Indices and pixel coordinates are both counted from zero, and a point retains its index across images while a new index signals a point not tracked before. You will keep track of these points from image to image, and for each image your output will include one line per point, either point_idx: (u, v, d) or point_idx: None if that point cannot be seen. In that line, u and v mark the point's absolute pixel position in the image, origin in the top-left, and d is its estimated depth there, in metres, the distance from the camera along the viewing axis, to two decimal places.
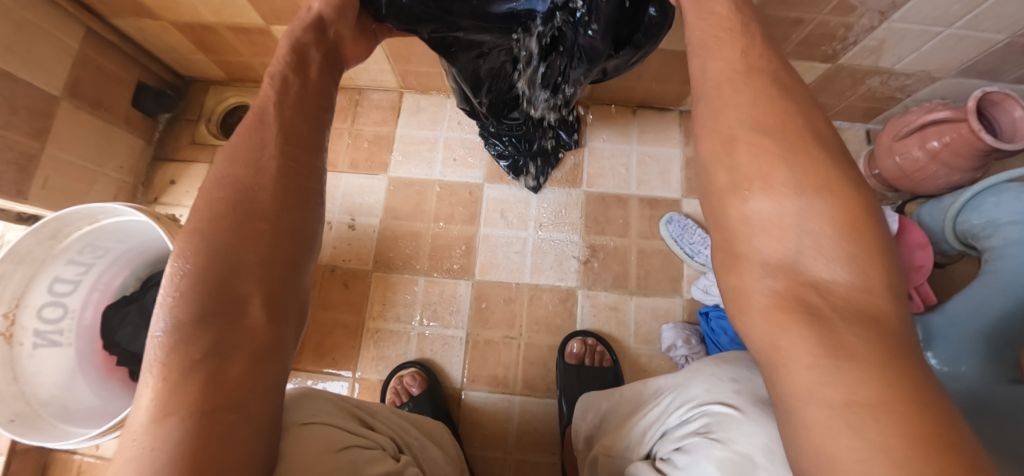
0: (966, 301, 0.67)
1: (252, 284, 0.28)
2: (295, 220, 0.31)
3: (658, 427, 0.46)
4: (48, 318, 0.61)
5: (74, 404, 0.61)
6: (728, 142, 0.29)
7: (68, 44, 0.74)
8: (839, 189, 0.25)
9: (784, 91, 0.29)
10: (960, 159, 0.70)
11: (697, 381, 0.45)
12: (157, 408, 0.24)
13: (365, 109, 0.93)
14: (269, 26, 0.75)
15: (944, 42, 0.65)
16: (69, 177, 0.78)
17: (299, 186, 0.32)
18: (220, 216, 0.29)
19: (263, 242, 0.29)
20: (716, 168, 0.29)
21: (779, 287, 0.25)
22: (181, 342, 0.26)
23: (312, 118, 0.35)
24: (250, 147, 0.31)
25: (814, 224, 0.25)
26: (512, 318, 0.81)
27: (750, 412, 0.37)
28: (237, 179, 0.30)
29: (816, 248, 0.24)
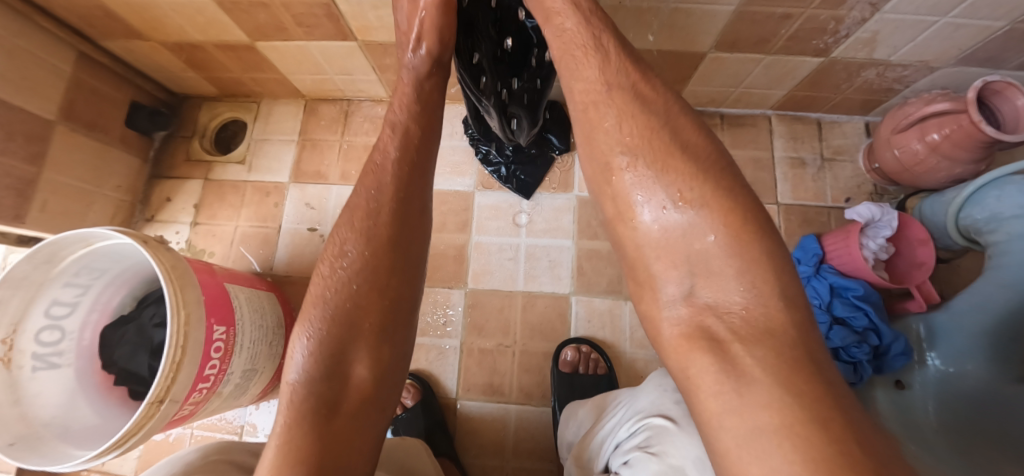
0: (971, 298, 0.64)
1: (361, 350, 0.38)
2: (399, 289, 0.40)
3: (610, 440, 0.45)
4: (46, 340, 0.63)
5: (75, 425, 0.62)
6: (605, 171, 0.32)
7: (62, 69, 0.75)
8: (714, 203, 0.28)
9: (646, 105, 0.32)
10: (961, 151, 0.68)
11: (646, 392, 0.45)
12: (282, 459, 0.32)
13: (356, 120, 0.95)
14: (255, 42, 0.76)
15: (940, 31, 0.63)
16: (67, 199, 0.79)
17: (401, 255, 0.41)
18: (348, 291, 0.38)
19: (371, 310, 0.39)
20: (606, 201, 0.33)
21: (685, 315, 0.29)
22: (310, 399, 0.35)
23: (417, 188, 0.43)
24: (374, 219, 0.40)
25: (699, 245, 0.28)
26: (507, 326, 0.80)
27: (685, 425, 0.37)
28: (364, 254, 0.39)
29: (708, 271, 0.28)
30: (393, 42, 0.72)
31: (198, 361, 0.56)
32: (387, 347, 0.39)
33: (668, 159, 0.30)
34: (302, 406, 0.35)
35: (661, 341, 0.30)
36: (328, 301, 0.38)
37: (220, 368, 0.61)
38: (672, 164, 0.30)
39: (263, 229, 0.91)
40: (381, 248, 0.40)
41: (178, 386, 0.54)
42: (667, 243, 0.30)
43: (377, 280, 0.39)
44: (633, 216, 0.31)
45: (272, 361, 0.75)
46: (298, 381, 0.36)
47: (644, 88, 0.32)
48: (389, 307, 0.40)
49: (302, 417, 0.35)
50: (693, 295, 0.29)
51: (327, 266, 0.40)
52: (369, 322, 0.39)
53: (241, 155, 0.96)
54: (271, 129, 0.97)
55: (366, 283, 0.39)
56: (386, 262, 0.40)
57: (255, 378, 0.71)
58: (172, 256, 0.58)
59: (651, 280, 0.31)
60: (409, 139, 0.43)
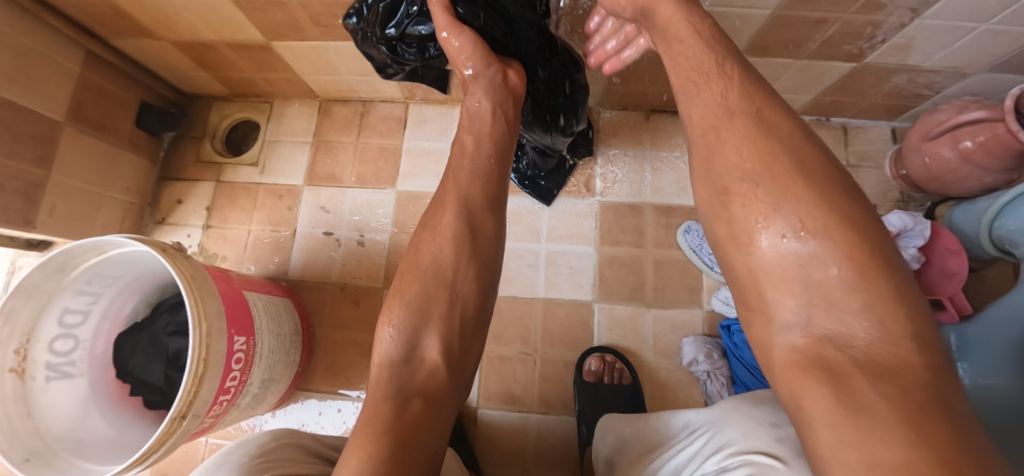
0: (1007, 309, 0.65)
1: (437, 338, 0.41)
2: (474, 287, 0.44)
3: (690, 470, 0.44)
4: (59, 350, 0.61)
5: (89, 438, 0.60)
6: (719, 195, 0.32)
7: (69, 68, 0.73)
8: (848, 232, 0.26)
9: (771, 129, 0.31)
10: (995, 160, 0.67)
11: (734, 423, 0.43)
12: (364, 433, 0.35)
13: (370, 122, 0.93)
14: (270, 41, 0.73)
15: (978, 37, 0.61)
16: (75, 202, 0.77)
17: (484, 255, 0.45)
18: (428, 283, 0.42)
19: (439, 300, 0.42)
20: (718, 222, 0.32)
21: (802, 343, 0.27)
22: (391, 384, 0.39)
23: (495, 198, 0.47)
24: (462, 217, 0.45)
25: (821, 273, 0.27)
26: (527, 334, 0.79)
27: (796, 464, 0.35)
28: (446, 248, 0.43)
29: (838, 300, 0.26)
30: None
31: (219, 374, 0.54)
32: (457, 338, 0.42)
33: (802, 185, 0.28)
34: (382, 389, 0.39)
35: (775, 366, 0.28)
36: (411, 290, 0.42)
37: (241, 379, 0.60)
38: (797, 190, 0.28)
39: (275, 233, 0.89)
40: (461, 248, 0.43)
41: (200, 400, 0.52)
42: (787, 270, 0.28)
43: (448, 275, 0.43)
44: (751, 241, 0.30)
45: (289, 369, 0.73)
46: (381, 365, 0.40)
47: (768, 114, 0.31)
48: (463, 304, 0.43)
49: (382, 399, 0.38)
50: (811, 325, 0.27)
51: (407, 265, 0.44)
52: (438, 311, 0.42)
53: (253, 157, 0.94)
54: (283, 130, 0.95)
55: (445, 275, 0.43)
56: (458, 259, 0.43)
57: (273, 387, 0.70)
58: (190, 265, 0.56)
59: (762, 304, 0.29)
60: (479, 149, 0.50)
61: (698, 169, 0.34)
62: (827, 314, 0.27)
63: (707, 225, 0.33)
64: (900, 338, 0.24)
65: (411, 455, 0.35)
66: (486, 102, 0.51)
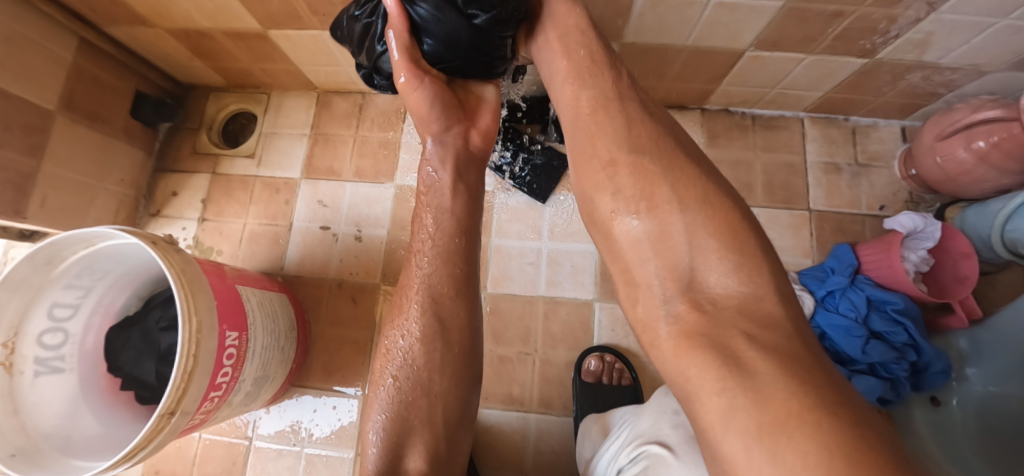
0: (1015, 317, 0.63)
1: (420, 442, 0.44)
2: (454, 386, 0.46)
3: (614, 465, 0.47)
4: (49, 344, 0.60)
5: (78, 435, 0.59)
6: (607, 167, 0.36)
7: (62, 56, 0.71)
8: (713, 205, 0.31)
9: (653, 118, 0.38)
10: (1010, 162, 0.64)
11: (646, 415, 0.47)
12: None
13: (369, 114, 0.91)
14: (267, 30, 0.71)
15: (998, 34, 0.59)
16: (68, 194, 0.76)
17: (462, 351, 0.47)
18: (406, 392, 0.45)
19: (419, 407, 0.45)
20: (601, 204, 0.37)
21: (689, 315, 0.28)
22: None
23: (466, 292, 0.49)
24: (434, 319, 0.47)
25: (695, 240, 0.31)
26: (527, 333, 0.78)
27: (681, 454, 0.39)
28: (421, 356, 0.46)
29: (706, 262, 0.30)
30: None
31: (210, 370, 0.53)
32: (442, 440, 0.45)
33: (677, 176, 0.33)
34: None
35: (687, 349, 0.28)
36: (394, 403, 0.45)
37: (232, 376, 0.58)
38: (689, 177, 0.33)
39: (273, 227, 0.87)
40: (433, 351, 0.46)
41: (189, 397, 0.51)
42: (656, 244, 0.33)
43: (423, 377, 0.46)
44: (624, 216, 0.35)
45: (284, 366, 0.72)
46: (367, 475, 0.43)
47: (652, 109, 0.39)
48: (444, 406, 0.46)
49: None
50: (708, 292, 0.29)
51: (379, 365, 0.48)
52: (419, 418, 0.45)
53: (250, 149, 0.93)
54: (281, 122, 0.93)
55: (423, 382, 0.46)
56: (430, 366, 0.46)
57: (267, 385, 0.69)
58: (182, 259, 0.54)
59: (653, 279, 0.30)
60: (441, 227, 0.49)
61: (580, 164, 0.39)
62: (710, 273, 0.30)
63: (596, 208, 0.37)
64: (764, 294, 0.27)
65: None
66: (444, 173, 0.50)
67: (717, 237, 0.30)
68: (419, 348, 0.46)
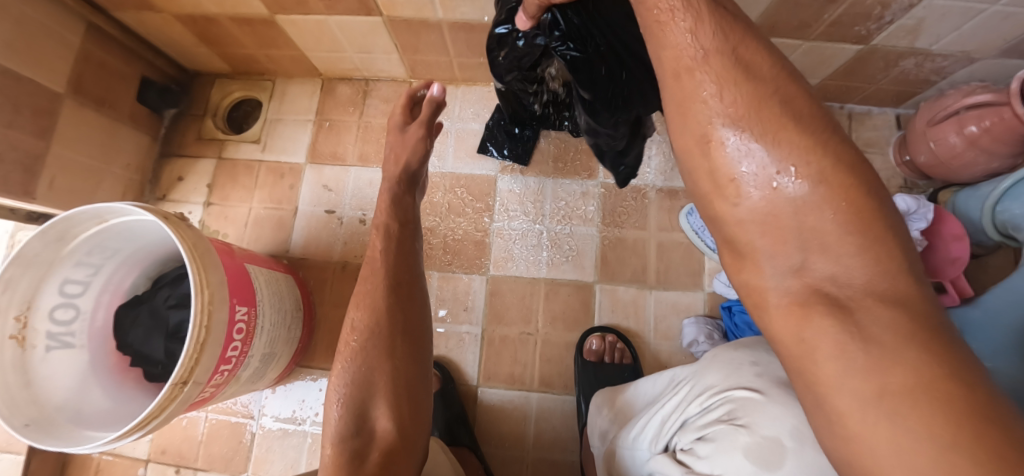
0: (1009, 294, 0.65)
1: (381, 404, 0.44)
2: (407, 342, 0.47)
3: (676, 416, 0.47)
4: (60, 320, 0.61)
5: (88, 408, 0.60)
6: (702, 141, 0.26)
7: (70, 40, 0.72)
8: (835, 180, 0.24)
9: (752, 71, 0.26)
10: (1000, 146, 0.66)
11: (714, 369, 0.47)
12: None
13: (373, 101, 0.92)
14: (274, 16, 0.73)
15: (988, 20, 0.61)
16: (76, 176, 0.77)
17: (406, 309, 0.48)
18: (360, 354, 0.45)
19: (381, 369, 0.45)
20: (698, 172, 0.27)
21: (793, 287, 0.25)
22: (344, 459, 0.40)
23: (408, 255, 0.53)
24: (367, 288, 0.49)
25: (813, 220, 0.24)
26: (529, 314, 0.79)
27: (773, 395, 0.39)
28: (366, 322, 0.47)
29: (822, 244, 0.24)
30: (419, 17, 0.70)
31: (221, 343, 0.54)
32: (404, 399, 0.44)
33: (797, 139, 0.25)
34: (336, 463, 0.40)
35: (764, 309, 0.26)
36: (353, 364, 0.45)
37: (241, 351, 0.60)
38: (786, 135, 0.25)
39: (277, 211, 0.88)
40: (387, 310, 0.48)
41: (201, 368, 0.52)
42: (763, 224, 0.25)
43: (369, 334, 0.46)
44: (736, 192, 0.26)
45: (290, 346, 0.73)
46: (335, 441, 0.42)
47: (745, 52, 0.26)
48: (399, 360, 0.45)
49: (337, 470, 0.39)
50: (805, 268, 0.25)
51: (342, 341, 0.47)
52: (382, 380, 0.44)
53: (255, 135, 0.94)
54: (285, 109, 0.94)
55: (374, 340, 0.46)
56: (379, 332, 0.46)
57: (274, 363, 0.70)
58: (194, 234, 0.55)
59: (753, 253, 0.26)
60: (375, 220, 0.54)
61: (672, 116, 0.28)
62: (823, 253, 0.24)
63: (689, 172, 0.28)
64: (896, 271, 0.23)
65: None
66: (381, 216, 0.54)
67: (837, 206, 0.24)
68: (367, 313, 0.47)
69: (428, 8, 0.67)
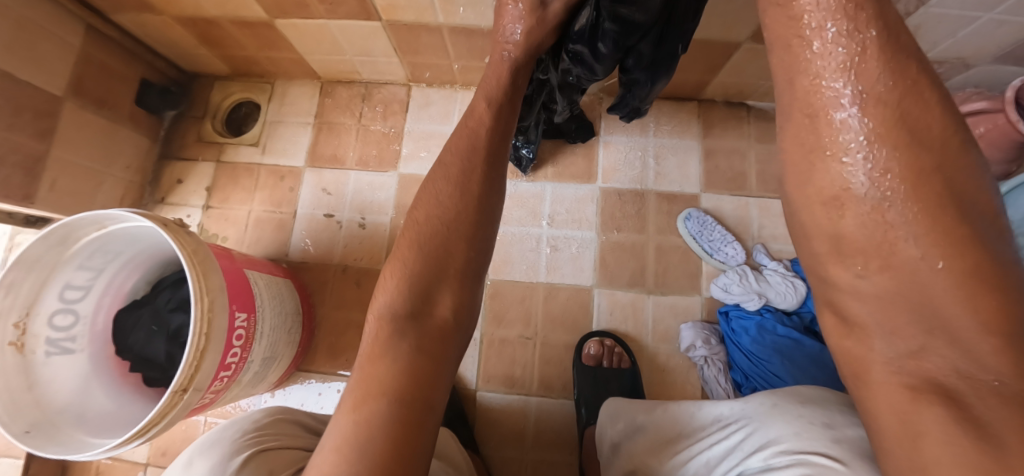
0: None
1: (444, 292, 0.39)
2: (482, 243, 0.41)
3: (732, 466, 0.43)
4: (60, 324, 0.61)
5: (90, 412, 0.60)
6: (829, 203, 0.27)
7: (69, 42, 0.72)
8: (987, 277, 0.23)
9: (914, 135, 0.24)
10: (996, 150, 0.67)
11: (780, 422, 0.42)
12: (365, 386, 0.35)
13: (372, 104, 0.93)
14: (274, 19, 0.73)
15: (983, 27, 0.61)
16: (76, 179, 0.77)
17: (481, 218, 0.41)
18: (426, 244, 0.39)
19: (453, 256, 0.39)
20: (813, 233, 0.28)
21: (907, 364, 0.26)
22: (395, 328, 0.37)
23: (480, 168, 0.42)
24: (447, 198, 0.40)
25: (950, 311, 0.24)
26: (528, 317, 0.80)
27: (858, 466, 0.34)
28: (440, 212, 0.40)
29: (953, 334, 0.24)
30: (419, 22, 0.70)
31: (221, 349, 0.55)
32: (469, 293, 0.40)
33: (932, 213, 0.24)
34: (379, 346, 0.36)
35: (865, 380, 0.27)
36: (418, 242, 0.39)
37: (241, 356, 0.60)
38: (941, 221, 0.23)
39: (277, 214, 0.89)
40: (455, 216, 0.40)
41: (201, 375, 0.52)
42: (887, 303, 0.26)
43: (442, 232, 0.39)
44: (864, 263, 0.26)
45: (290, 349, 0.74)
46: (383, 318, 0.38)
47: (910, 109, 0.24)
48: (470, 252, 0.40)
49: (379, 358, 0.36)
50: (922, 351, 0.25)
51: (414, 215, 0.41)
52: (454, 266, 0.39)
53: (254, 137, 0.94)
54: (284, 111, 0.94)
55: (438, 238, 0.39)
56: (460, 217, 0.40)
57: (274, 366, 0.70)
58: (194, 241, 0.56)
59: (862, 325, 0.27)
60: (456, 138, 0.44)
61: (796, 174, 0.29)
62: (946, 349, 0.24)
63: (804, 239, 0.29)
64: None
65: (424, 403, 0.35)
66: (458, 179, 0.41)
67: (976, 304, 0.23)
68: (455, 198, 0.40)
69: (428, 13, 0.67)
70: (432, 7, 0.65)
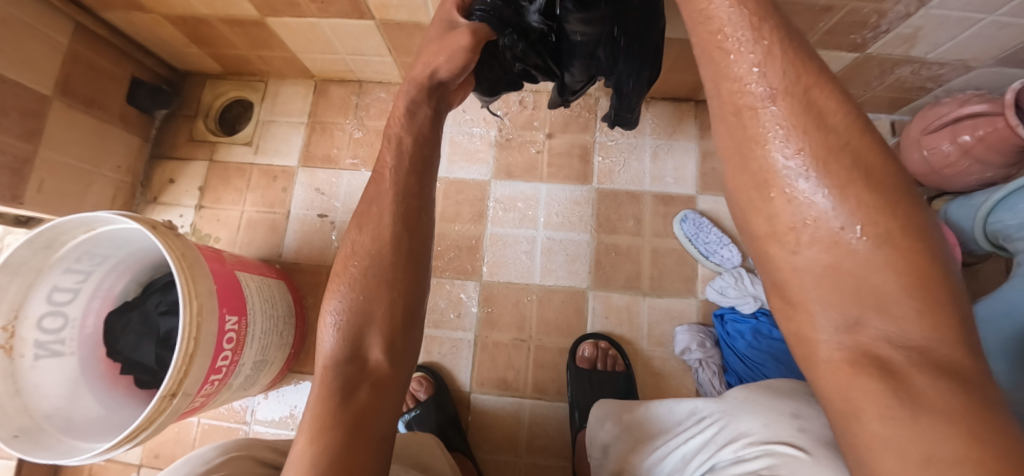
0: (996, 306, 0.64)
1: (377, 331, 0.40)
2: (413, 276, 0.43)
3: (702, 459, 0.42)
4: (48, 328, 0.60)
5: (78, 416, 0.60)
6: (761, 188, 0.28)
7: (57, 40, 0.71)
8: (898, 241, 0.24)
9: (822, 121, 0.26)
10: (994, 154, 0.66)
11: (750, 414, 0.41)
12: (311, 425, 0.36)
13: (367, 103, 0.92)
14: (264, 18, 0.71)
15: (984, 30, 0.60)
16: (65, 179, 0.76)
17: (410, 251, 0.43)
18: (356, 283, 0.41)
19: (383, 294, 0.41)
20: (753, 215, 0.29)
21: (847, 341, 0.26)
22: (337, 363, 0.39)
23: (411, 202, 0.44)
24: (374, 235, 0.42)
25: (876, 279, 0.24)
26: (522, 320, 0.79)
27: (821, 456, 0.34)
28: (369, 247, 0.42)
29: (879, 306, 0.24)
30: (412, 21, 0.69)
31: (210, 353, 0.54)
32: (401, 331, 0.41)
33: (846, 185, 0.25)
34: (323, 388, 0.38)
35: (813, 364, 0.27)
36: (347, 280, 0.41)
37: (232, 359, 0.59)
38: (854, 193, 0.25)
39: (269, 215, 0.88)
40: (384, 253, 0.42)
41: (190, 380, 0.52)
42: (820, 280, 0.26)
43: (372, 265, 0.42)
44: (794, 240, 0.27)
45: (282, 352, 0.73)
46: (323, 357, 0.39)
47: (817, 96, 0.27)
48: (400, 289, 0.42)
49: (322, 398, 0.37)
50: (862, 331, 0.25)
51: (341, 264, 0.43)
52: (381, 309, 0.41)
53: (247, 136, 0.93)
54: (277, 110, 0.93)
55: (365, 276, 0.41)
56: (383, 260, 0.42)
57: (265, 369, 0.70)
58: (182, 244, 0.55)
59: (806, 313, 0.27)
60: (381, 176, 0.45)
61: (729, 151, 0.30)
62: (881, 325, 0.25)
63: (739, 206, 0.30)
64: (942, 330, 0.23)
65: (369, 431, 0.37)
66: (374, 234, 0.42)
67: (910, 293, 0.24)
68: (379, 238, 0.42)
69: (421, 13, 0.66)
70: (425, 6, 0.64)
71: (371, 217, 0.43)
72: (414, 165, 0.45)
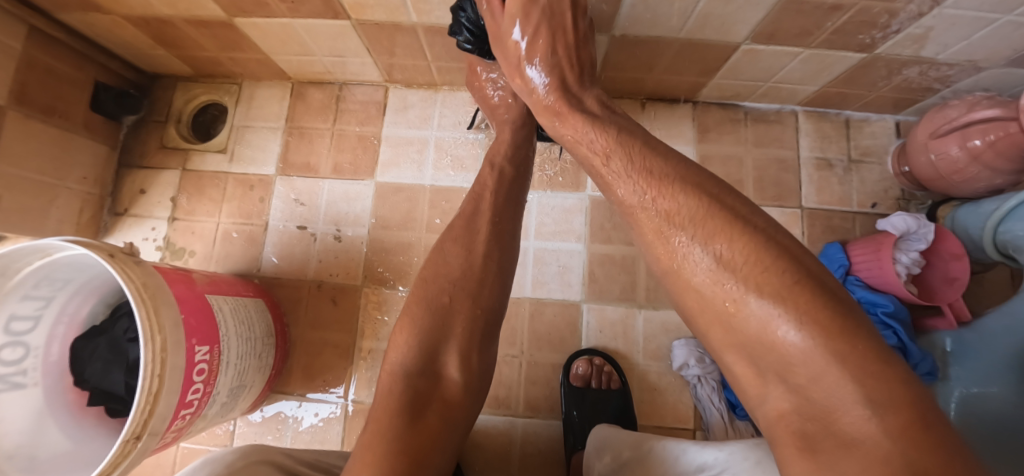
0: (1004, 320, 0.65)
1: (452, 352, 0.45)
2: (492, 301, 0.48)
3: None
4: (8, 359, 0.55)
5: (44, 453, 0.56)
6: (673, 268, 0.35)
7: (10, 47, 0.65)
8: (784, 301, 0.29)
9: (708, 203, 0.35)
10: (1003, 160, 0.63)
11: None
12: (371, 451, 0.38)
13: (347, 107, 0.87)
14: (232, 18, 0.66)
15: (1000, 30, 0.56)
16: (24, 194, 0.70)
17: (484, 276, 0.49)
18: (433, 302, 0.46)
19: (461, 314, 0.46)
20: (685, 298, 0.35)
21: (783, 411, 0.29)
22: (405, 379, 0.43)
23: (501, 232, 0.52)
24: (463, 259, 0.49)
25: (775, 346, 0.29)
26: (514, 335, 0.76)
27: None
28: (456, 267, 0.48)
29: (795, 371, 0.28)
30: (391, 21, 0.64)
31: (178, 388, 0.51)
32: (474, 354, 0.46)
33: (726, 257, 0.32)
34: (395, 402, 0.41)
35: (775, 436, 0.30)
36: (426, 300, 0.46)
37: (204, 391, 0.56)
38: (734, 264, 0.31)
39: (248, 226, 0.84)
40: (468, 276, 0.48)
41: (157, 418, 0.49)
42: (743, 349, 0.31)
43: (455, 281, 0.47)
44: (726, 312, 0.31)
45: (261, 374, 0.70)
46: (389, 374, 0.43)
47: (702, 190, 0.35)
48: (478, 310, 0.47)
49: (396, 409, 0.40)
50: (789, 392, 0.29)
51: (421, 285, 0.48)
52: (460, 327, 0.46)
53: (221, 143, 0.88)
54: (253, 114, 0.88)
55: (447, 296, 0.47)
56: (471, 274, 0.48)
57: (244, 394, 0.67)
58: (142, 271, 0.51)
59: (743, 376, 0.31)
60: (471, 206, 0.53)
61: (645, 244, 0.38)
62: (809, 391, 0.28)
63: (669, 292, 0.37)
64: (855, 383, 0.26)
65: (431, 453, 0.39)
66: (459, 250, 0.49)
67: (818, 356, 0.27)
68: (464, 257, 0.49)
69: (400, 12, 0.61)
70: (403, 5, 0.59)
71: (457, 240, 0.50)
72: (504, 194, 0.54)
